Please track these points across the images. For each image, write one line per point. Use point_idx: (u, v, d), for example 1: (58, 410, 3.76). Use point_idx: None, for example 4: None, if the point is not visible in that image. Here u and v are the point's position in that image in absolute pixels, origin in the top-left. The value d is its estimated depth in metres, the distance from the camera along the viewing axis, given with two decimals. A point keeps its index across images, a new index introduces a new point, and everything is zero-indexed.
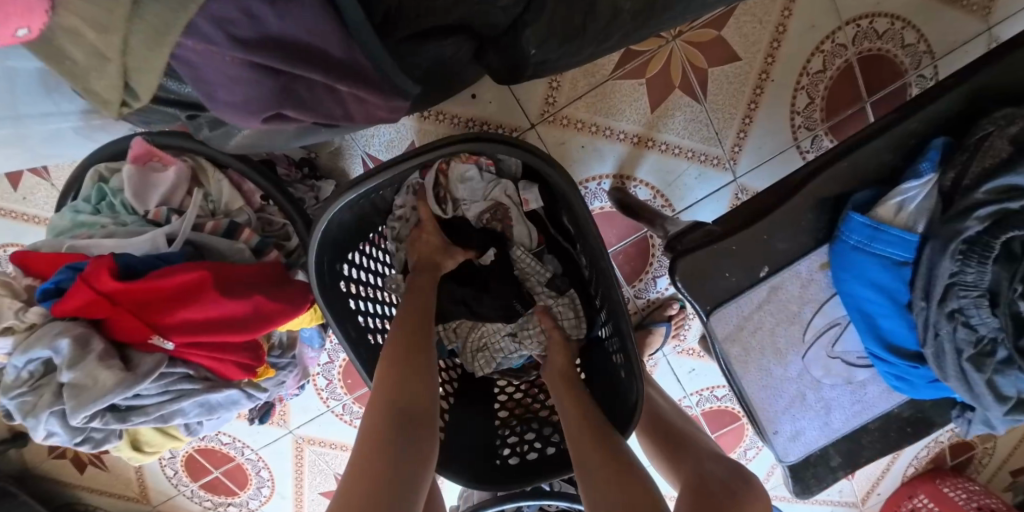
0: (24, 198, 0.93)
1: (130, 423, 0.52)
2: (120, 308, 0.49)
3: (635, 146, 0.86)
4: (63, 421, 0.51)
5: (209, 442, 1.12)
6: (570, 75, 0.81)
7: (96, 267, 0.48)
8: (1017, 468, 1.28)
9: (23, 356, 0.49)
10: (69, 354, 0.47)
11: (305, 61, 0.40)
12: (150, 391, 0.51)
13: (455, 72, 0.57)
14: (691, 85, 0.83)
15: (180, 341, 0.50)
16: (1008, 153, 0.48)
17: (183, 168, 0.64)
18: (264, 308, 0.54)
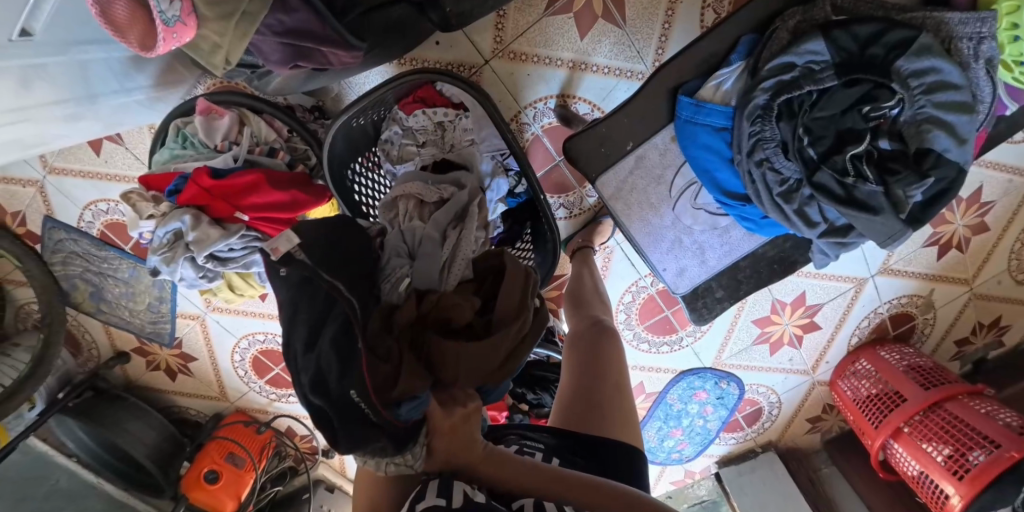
0: (105, 161, 1.21)
1: (228, 267, 0.77)
2: (215, 196, 0.73)
3: (571, 70, 1.05)
4: (191, 267, 0.76)
5: (269, 344, 1.42)
6: (511, 16, 1.01)
7: (198, 173, 0.73)
8: (959, 339, 1.44)
9: (161, 228, 0.73)
10: (192, 222, 0.72)
11: (303, 38, 0.61)
12: (237, 246, 0.76)
13: (403, 29, 0.77)
14: (611, 14, 1.01)
15: (252, 215, 0.75)
16: (785, 41, 0.68)
17: (233, 117, 0.84)
18: (304, 193, 0.79)
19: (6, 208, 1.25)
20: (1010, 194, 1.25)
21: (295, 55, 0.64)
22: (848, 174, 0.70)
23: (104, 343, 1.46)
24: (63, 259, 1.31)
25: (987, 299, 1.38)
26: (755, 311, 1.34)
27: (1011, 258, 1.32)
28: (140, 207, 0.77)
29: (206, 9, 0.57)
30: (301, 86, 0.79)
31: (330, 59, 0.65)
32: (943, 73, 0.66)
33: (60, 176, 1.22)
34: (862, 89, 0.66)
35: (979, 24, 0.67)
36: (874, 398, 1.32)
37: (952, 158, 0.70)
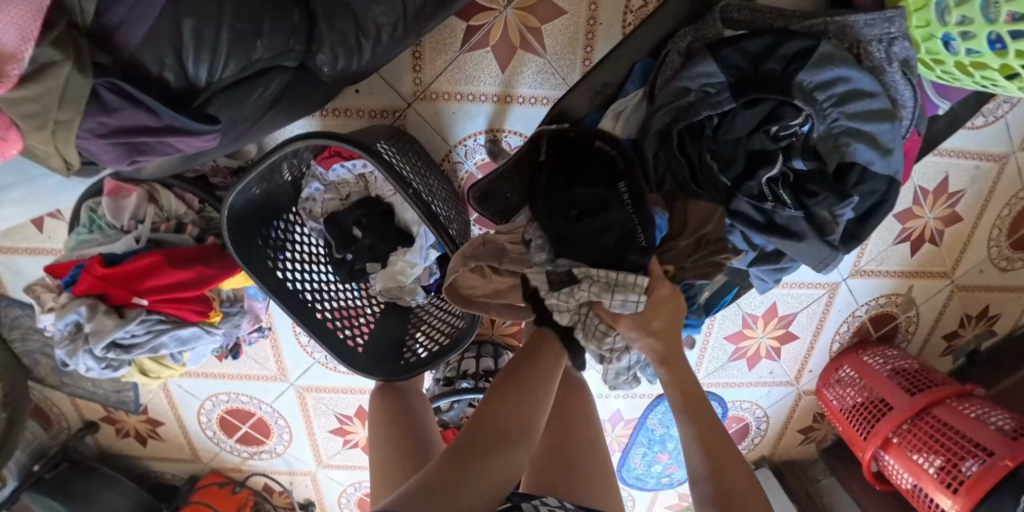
0: (49, 237, 1.19)
1: (133, 354, 0.74)
2: (110, 283, 0.71)
3: (498, 103, 1.02)
4: (93, 358, 0.73)
5: (233, 403, 1.39)
6: (427, 56, 0.98)
7: (91, 261, 0.71)
8: (948, 333, 1.37)
9: (60, 320, 0.71)
10: (87, 313, 0.70)
11: (138, 134, 0.56)
12: (141, 331, 0.73)
13: (290, 93, 0.73)
14: (530, 44, 0.98)
15: (152, 297, 0.72)
16: (678, 64, 0.64)
17: (140, 194, 0.80)
18: (211, 268, 0.76)
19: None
20: (979, 180, 1.19)
21: (129, 151, 0.59)
22: (765, 199, 0.65)
23: (73, 413, 1.44)
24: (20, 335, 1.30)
25: (972, 290, 1.31)
26: (726, 326, 1.28)
27: (990, 246, 1.26)
28: (43, 298, 0.74)
29: (22, 120, 0.52)
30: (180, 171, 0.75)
31: (173, 146, 0.59)
32: (853, 81, 0.60)
33: (7, 255, 1.21)
34: (764, 109, 0.61)
35: (887, 25, 0.61)
36: (860, 407, 1.26)
37: (880, 170, 0.64)
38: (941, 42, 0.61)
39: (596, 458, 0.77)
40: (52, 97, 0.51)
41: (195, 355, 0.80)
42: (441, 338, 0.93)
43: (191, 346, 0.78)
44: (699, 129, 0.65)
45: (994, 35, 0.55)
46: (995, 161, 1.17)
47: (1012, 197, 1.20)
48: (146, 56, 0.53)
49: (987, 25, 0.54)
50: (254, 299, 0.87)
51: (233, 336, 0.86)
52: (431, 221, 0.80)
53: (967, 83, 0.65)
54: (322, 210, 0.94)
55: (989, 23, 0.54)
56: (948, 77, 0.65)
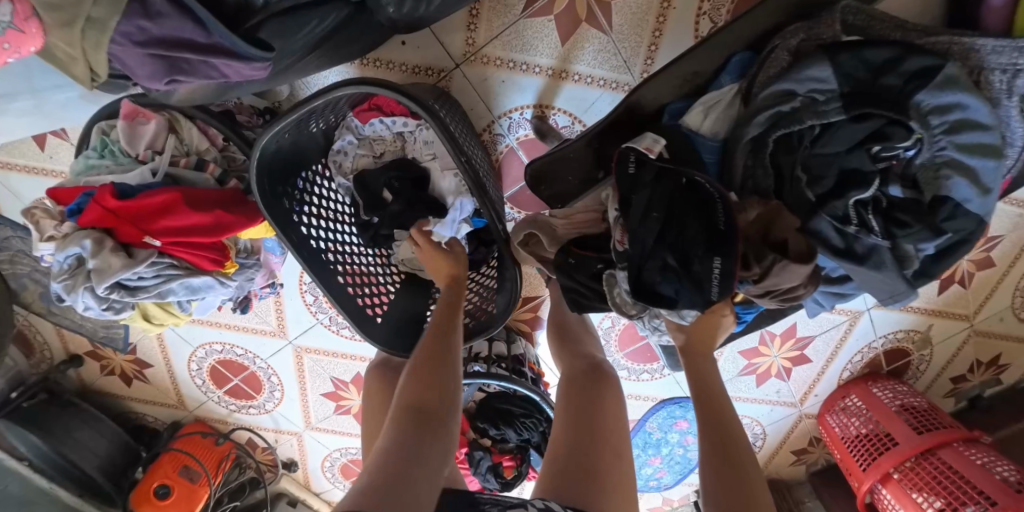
0: (52, 157, 1.11)
1: (139, 298, 0.67)
2: (121, 219, 0.63)
3: (551, 78, 0.96)
4: (93, 298, 0.66)
5: (227, 354, 1.33)
6: (484, 15, 0.90)
7: (102, 191, 0.63)
8: (956, 376, 1.36)
9: (61, 252, 0.64)
10: (93, 248, 0.63)
11: (178, 47, 0.51)
12: (150, 275, 0.66)
13: (337, 34, 0.66)
14: (596, 18, 0.91)
15: (166, 239, 0.65)
16: (786, 63, 0.58)
17: (160, 122, 0.72)
18: (232, 215, 0.69)
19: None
20: None
21: (168, 68, 0.53)
22: (850, 222, 0.60)
23: (57, 346, 1.38)
24: None
25: (987, 336, 1.29)
26: (742, 342, 1.26)
27: (1016, 295, 1.24)
28: (43, 226, 0.66)
29: (45, 13, 0.47)
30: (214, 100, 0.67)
31: (222, 71, 0.54)
32: (969, 110, 0.55)
33: (4, 172, 1.13)
34: (875, 125, 0.55)
35: (1015, 55, 0.54)
36: (863, 438, 1.24)
37: (972, 210, 0.60)
38: None
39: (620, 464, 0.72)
40: None
41: (205, 304, 0.75)
42: (465, 317, 0.89)
43: (202, 296, 0.72)
44: (798, 139, 0.59)
45: None
46: None
47: None
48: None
49: None
50: (271, 253, 0.81)
51: (245, 290, 0.79)
52: (479, 194, 0.75)
53: None
54: (351, 165, 0.87)
55: None
56: None
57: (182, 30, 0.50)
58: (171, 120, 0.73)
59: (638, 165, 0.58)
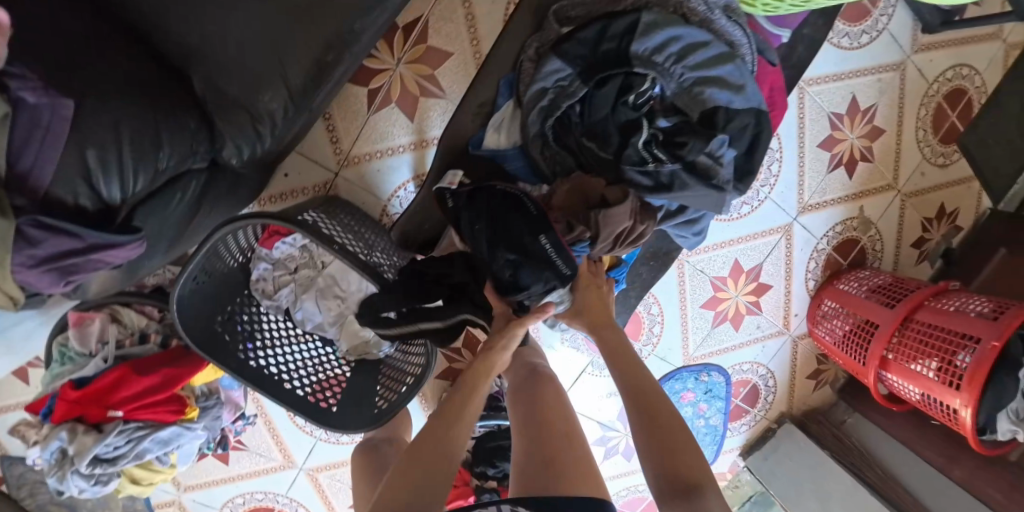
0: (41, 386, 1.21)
1: (120, 465, 0.78)
2: (83, 405, 0.76)
3: (417, 150, 1.10)
4: (82, 478, 0.77)
5: (251, 502, 1.37)
6: (340, 125, 1.06)
7: (63, 388, 0.77)
8: (916, 240, 1.37)
9: (45, 450, 0.76)
10: (70, 436, 0.75)
11: (70, 257, 0.60)
12: (123, 442, 0.77)
13: (208, 193, 0.80)
14: (430, 89, 1.06)
15: (127, 408, 0.78)
16: (531, 69, 0.72)
17: (102, 318, 0.86)
18: (177, 367, 0.82)
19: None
20: (886, 92, 1.25)
21: (64, 274, 0.62)
22: (647, 161, 0.70)
23: None
24: None
25: (921, 194, 1.33)
26: (699, 295, 1.32)
27: (923, 146, 1.30)
28: (27, 434, 0.80)
29: None
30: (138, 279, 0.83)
31: (104, 262, 0.63)
32: (685, 38, 0.67)
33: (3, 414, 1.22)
34: (616, 83, 0.68)
35: None
36: (850, 335, 1.26)
37: (741, 106, 0.69)
38: None
39: (576, 451, 0.81)
40: None
41: (182, 452, 0.85)
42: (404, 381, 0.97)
43: (175, 444, 0.82)
44: (568, 119, 0.72)
45: None
46: (892, 70, 1.24)
47: (922, 96, 1.27)
48: (59, 188, 0.60)
49: None
50: (230, 389, 0.92)
51: (217, 428, 0.90)
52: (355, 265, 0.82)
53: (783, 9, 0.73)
54: (272, 287, 1.00)
55: None
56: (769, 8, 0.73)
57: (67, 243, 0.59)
58: (111, 313, 0.88)
59: (455, 198, 0.75)
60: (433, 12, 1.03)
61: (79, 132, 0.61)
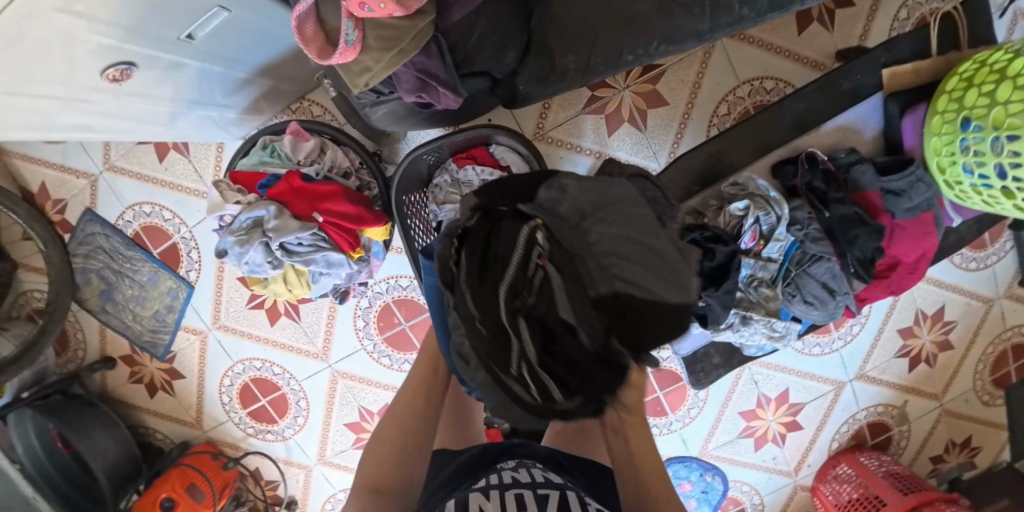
0: (166, 168, 1.33)
1: (292, 260, 0.86)
2: (298, 196, 0.87)
3: (596, 158, 1.25)
4: (261, 252, 0.85)
5: (263, 372, 1.43)
6: (554, 109, 1.23)
7: (290, 174, 0.87)
8: (934, 456, 1.49)
9: (246, 212, 0.84)
10: (275, 211, 0.84)
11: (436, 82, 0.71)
12: (306, 244, 0.87)
13: (478, 97, 0.93)
14: (635, 120, 1.23)
15: (327, 218, 0.87)
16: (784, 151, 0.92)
17: (317, 142, 0.99)
18: (369, 212, 0.91)
19: (55, 196, 1.35)
20: (969, 315, 1.39)
21: (420, 89, 0.72)
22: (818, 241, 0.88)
23: (94, 346, 1.45)
24: (87, 253, 1.38)
25: (957, 416, 1.46)
26: (742, 402, 1.39)
27: (975, 378, 1.44)
28: (227, 194, 0.88)
29: (372, 39, 0.64)
30: (391, 126, 0.91)
31: (441, 98, 0.74)
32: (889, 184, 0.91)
33: (117, 175, 1.34)
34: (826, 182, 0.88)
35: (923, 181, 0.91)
36: (854, 503, 1.34)
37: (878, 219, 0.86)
38: (962, 167, 0.85)
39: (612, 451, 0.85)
40: (407, 33, 0.64)
41: (325, 281, 0.93)
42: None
43: (332, 271, 0.91)
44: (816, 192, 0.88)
45: (1021, 163, 0.76)
46: (983, 302, 1.39)
47: (996, 337, 1.41)
48: (454, 32, 0.72)
49: (1021, 157, 0.76)
50: (374, 257, 1.01)
51: (352, 280, 0.99)
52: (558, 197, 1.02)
53: (975, 203, 0.89)
54: (442, 196, 1.07)
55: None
56: (962, 196, 0.89)
57: (437, 71, 0.71)
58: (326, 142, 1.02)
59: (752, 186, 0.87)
60: (673, 67, 1.21)
61: (481, 7, 0.73)
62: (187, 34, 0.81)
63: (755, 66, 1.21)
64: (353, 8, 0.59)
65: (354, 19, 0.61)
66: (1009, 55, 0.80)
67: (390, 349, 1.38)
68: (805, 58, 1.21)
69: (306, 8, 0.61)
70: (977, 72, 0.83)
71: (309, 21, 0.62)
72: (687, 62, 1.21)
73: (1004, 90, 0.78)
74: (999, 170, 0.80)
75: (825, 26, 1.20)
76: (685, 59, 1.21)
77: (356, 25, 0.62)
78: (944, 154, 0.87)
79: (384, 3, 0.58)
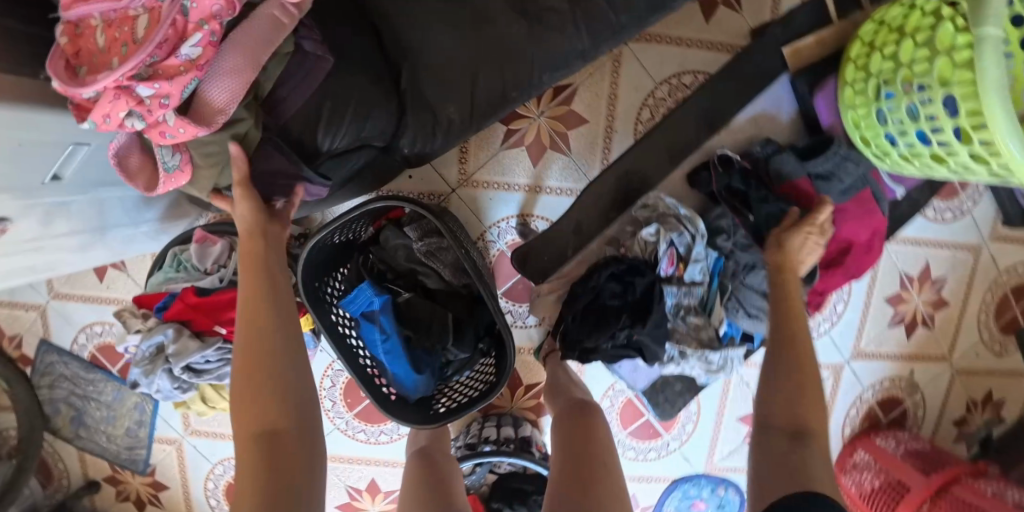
0: (107, 286, 1.32)
1: (203, 379, 0.83)
2: (198, 311, 0.82)
3: (528, 192, 1.18)
4: (168, 378, 0.82)
5: None
6: (472, 151, 1.16)
7: (185, 291, 0.82)
8: (957, 419, 1.38)
9: (145, 341, 0.81)
10: (173, 334, 0.80)
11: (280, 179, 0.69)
12: (213, 359, 0.83)
13: (370, 170, 0.87)
14: (558, 145, 1.16)
15: (231, 328, 0.83)
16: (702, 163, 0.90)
17: (224, 244, 0.93)
18: None
19: (8, 331, 1.35)
20: (958, 267, 1.30)
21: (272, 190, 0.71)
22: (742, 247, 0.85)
23: (77, 472, 1.42)
24: (51, 382, 1.36)
25: (971, 374, 1.36)
26: (738, 407, 1.31)
27: (981, 330, 1.34)
28: (129, 322, 0.85)
29: (199, 155, 0.62)
30: (285, 215, 0.86)
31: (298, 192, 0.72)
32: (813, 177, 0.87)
33: (63, 300, 1.33)
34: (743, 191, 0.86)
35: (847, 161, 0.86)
36: (879, 491, 1.22)
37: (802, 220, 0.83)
38: (885, 138, 0.79)
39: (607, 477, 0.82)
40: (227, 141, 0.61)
41: None
42: (469, 392, 0.96)
43: None
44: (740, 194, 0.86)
45: (941, 127, 0.69)
46: (970, 250, 1.30)
47: (992, 283, 1.32)
48: (297, 122, 0.68)
49: (939, 121, 0.69)
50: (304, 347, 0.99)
51: None
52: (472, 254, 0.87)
53: (911, 172, 0.82)
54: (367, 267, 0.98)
55: (947, 117, 0.68)
56: (896, 167, 0.83)
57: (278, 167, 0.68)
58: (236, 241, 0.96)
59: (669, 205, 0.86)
60: (584, 83, 1.15)
61: (327, 86, 0.69)
62: (52, 174, 0.75)
63: (669, 64, 1.15)
64: (157, 138, 0.57)
65: (169, 144, 0.60)
66: (905, 10, 0.74)
67: (364, 424, 1.33)
68: (719, 44, 1.14)
69: (122, 142, 0.60)
70: (879, 36, 0.78)
71: (130, 155, 0.61)
72: (598, 75, 1.15)
73: (905, 51, 0.73)
74: (922, 137, 0.73)
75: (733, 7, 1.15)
76: (595, 72, 1.15)
77: (174, 150, 0.61)
78: (864, 126, 0.82)
79: (185, 127, 0.56)
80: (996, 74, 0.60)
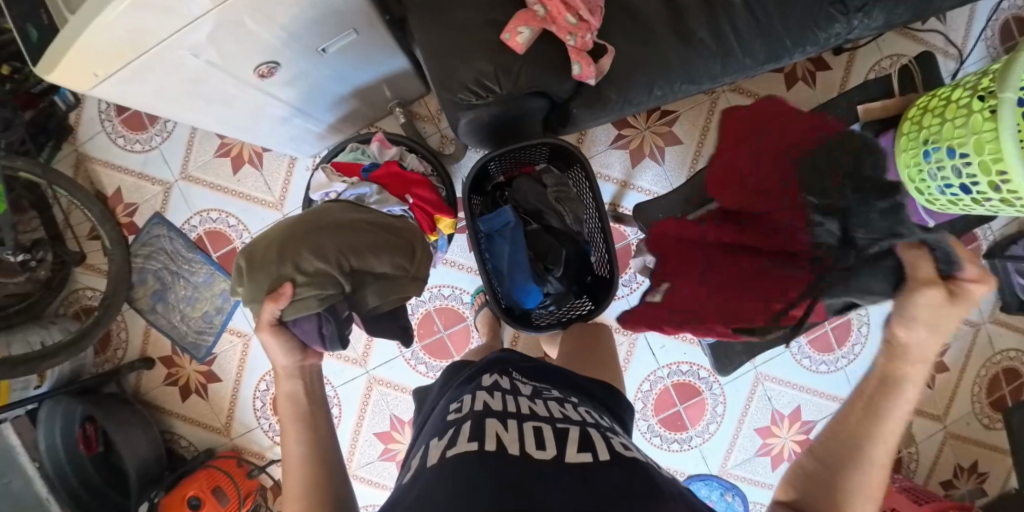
0: (239, 180, 1.43)
1: None
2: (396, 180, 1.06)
3: (621, 186, 1.42)
4: None
5: None
6: (586, 142, 1.41)
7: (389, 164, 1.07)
8: (945, 481, 1.51)
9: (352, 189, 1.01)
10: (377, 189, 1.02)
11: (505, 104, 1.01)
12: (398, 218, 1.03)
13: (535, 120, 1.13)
14: (655, 155, 1.42)
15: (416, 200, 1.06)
16: None
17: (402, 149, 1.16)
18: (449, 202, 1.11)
19: (127, 200, 1.46)
20: (959, 339, 1.50)
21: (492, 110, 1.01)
22: None
23: (136, 345, 1.50)
24: (148, 253, 1.46)
25: (961, 440, 1.52)
26: (757, 418, 1.47)
27: (973, 402, 1.51)
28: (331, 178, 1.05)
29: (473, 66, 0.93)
30: (462, 136, 1.08)
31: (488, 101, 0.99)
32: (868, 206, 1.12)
33: (191, 183, 1.44)
34: None
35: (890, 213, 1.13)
36: None
37: None
38: (928, 174, 1.10)
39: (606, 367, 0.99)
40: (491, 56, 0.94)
41: None
42: (563, 318, 1.15)
43: None
44: None
45: (973, 164, 0.99)
46: (971, 327, 1.50)
47: (987, 360, 1.51)
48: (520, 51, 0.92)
49: (972, 159, 0.98)
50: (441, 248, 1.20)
51: None
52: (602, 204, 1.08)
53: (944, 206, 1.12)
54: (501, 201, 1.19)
55: (977, 157, 0.97)
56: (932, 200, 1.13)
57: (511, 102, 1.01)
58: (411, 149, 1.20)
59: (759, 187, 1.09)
60: (686, 112, 1.42)
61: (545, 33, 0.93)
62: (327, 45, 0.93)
63: None
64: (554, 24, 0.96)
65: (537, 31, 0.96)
66: (951, 86, 1.06)
67: (428, 357, 1.46)
68: (795, 109, 1.44)
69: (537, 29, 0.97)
70: (930, 102, 1.09)
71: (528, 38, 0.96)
72: (697, 109, 1.43)
73: (949, 112, 1.03)
74: (956, 172, 1.03)
75: (809, 84, 1.44)
76: (695, 106, 1.43)
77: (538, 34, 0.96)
78: (912, 165, 1.12)
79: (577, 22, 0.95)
80: (1013, 127, 0.89)
